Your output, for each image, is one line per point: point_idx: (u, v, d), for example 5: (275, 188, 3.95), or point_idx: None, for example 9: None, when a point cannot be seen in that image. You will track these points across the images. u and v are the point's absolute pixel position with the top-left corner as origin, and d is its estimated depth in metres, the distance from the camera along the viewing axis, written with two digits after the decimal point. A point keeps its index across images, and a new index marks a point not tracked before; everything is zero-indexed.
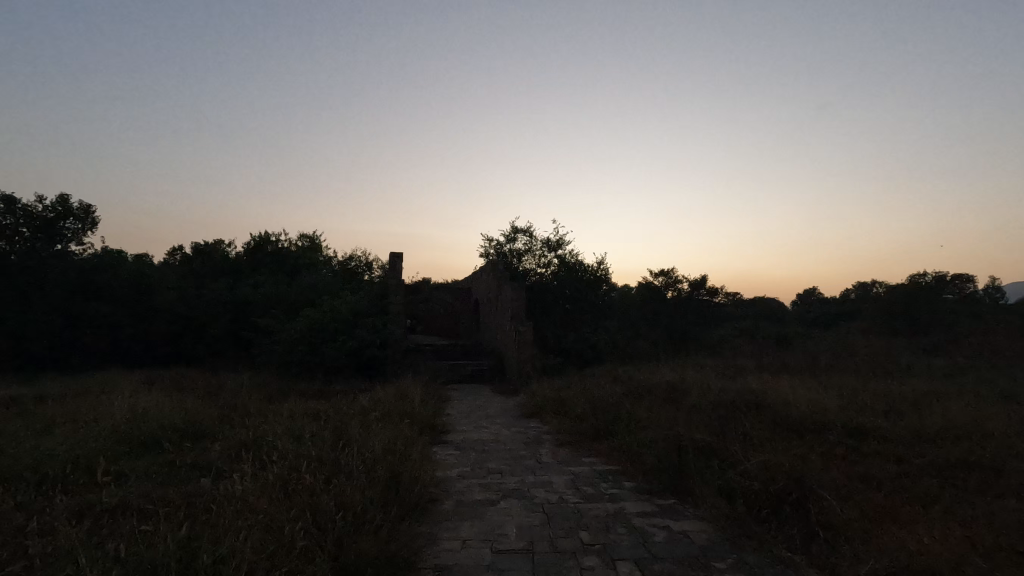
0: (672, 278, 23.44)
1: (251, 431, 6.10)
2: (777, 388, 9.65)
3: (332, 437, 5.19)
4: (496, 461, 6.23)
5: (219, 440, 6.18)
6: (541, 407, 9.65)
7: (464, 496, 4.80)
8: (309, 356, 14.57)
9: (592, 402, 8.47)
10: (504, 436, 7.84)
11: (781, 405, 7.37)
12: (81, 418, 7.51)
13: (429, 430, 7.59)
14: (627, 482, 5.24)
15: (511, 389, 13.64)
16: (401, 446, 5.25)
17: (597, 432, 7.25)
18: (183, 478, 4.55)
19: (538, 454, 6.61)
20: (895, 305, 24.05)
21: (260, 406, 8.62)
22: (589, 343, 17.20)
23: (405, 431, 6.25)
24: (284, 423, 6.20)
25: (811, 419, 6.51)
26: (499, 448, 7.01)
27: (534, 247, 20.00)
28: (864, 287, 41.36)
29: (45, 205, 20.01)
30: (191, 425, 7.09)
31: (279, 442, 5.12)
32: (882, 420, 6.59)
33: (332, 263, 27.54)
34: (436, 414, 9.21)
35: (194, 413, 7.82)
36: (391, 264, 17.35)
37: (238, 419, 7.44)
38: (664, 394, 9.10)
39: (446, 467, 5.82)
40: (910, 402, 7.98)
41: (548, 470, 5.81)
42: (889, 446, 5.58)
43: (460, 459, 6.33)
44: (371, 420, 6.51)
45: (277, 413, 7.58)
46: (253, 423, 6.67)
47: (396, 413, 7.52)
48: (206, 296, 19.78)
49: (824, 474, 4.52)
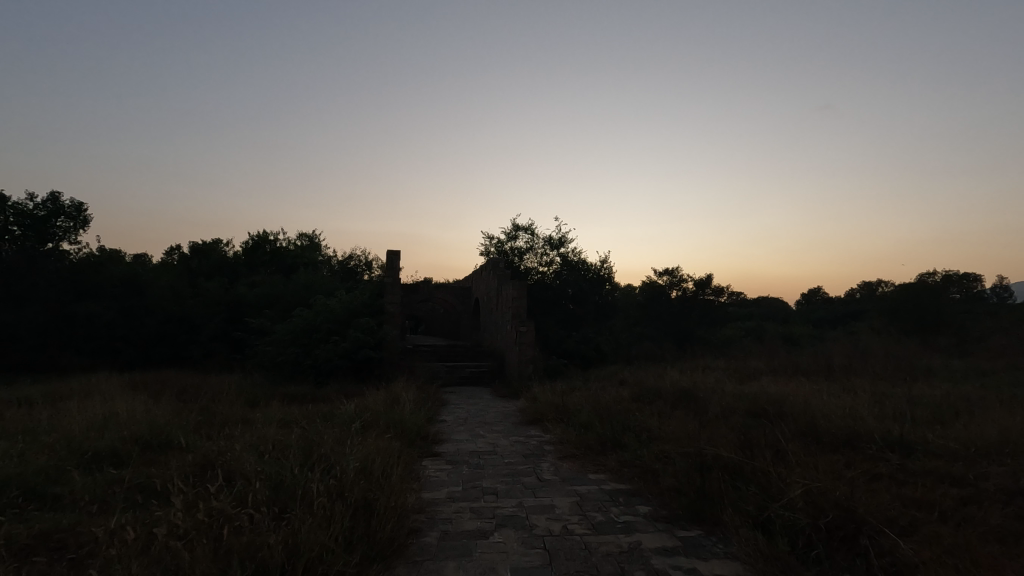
0: (676, 278, 22.41)
1: (217, 444, 5.49)
2: (799, 392, 8.93)
3: (302, 454, 4.58)
4: (493, 479, 5.52)
5: (179, 456, 5.52)
6: (543, 413, 8.95)
7: (453, 525, 4.11)
8: (303, 358, 13.94)
9: (599, 409, 7.75)
10: (501, 447, 7.15)
11: (808, 414, 6.66)
12: (42, 427, 6.88)
13: (419, 440, 6.90)
14: (642, 508, 4.53)
15: (513, 392, 12.93)
16: (381, 464, 4.60)
17: (605, 445, 6.55)
18: (121, 508, 3.91)
19: (539, 469, 5.92)
20: (906, 305, 23.29)
21: (241, 415, 7.98)
22: (592, 343, 16.50)
23: (391, 446, 5.62)
24: (255, 437, 5.61)
25: (843, 434, 5.79)
26: (496, 462, 6.32)
27: (535, 245, 19.31)
28: (870, 286, 40.57)
29: (36, 203, 19.53)
30: (158, 438, 6.45)
31: (239, 462, 4.49)
32: (924, 431, 5.85)
33: (331, 263, 26.98)
34: (431, 421, 8.51)
35: (164, 421, 7.18)
36: (388, 262, 16.69)
37: (211, 430, 6.80)
38: (677, 401, 8.40)
39: (433, 488, 5.12)
40: (946, 409, 7.26)
41: (550, 490, 5.10)
42: (942, 463, 4.85)
43: (451, 475, 5.65)
44: (353, 432, 5.83)
45: (255, 423, 6.95)
46: (222, 437, 6.02)
47: (384, 422, 6.86)
48: (200, 295, 19.19)
49: (879, 503, 3.82)
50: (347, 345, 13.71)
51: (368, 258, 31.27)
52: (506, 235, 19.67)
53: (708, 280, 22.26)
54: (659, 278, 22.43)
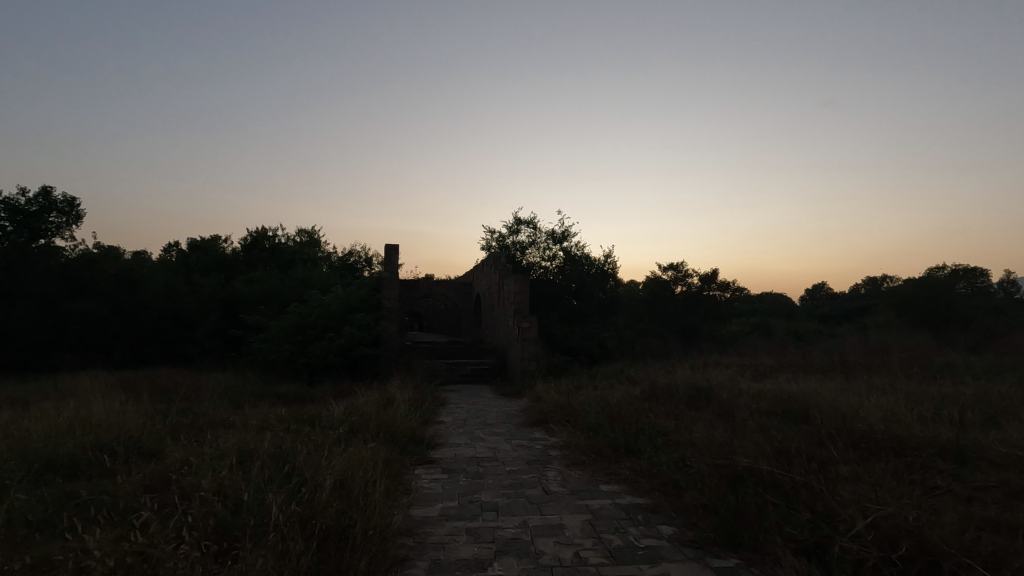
0: (682, 272, 21.71)
1: (183, 454, 4.89)
2: (822, 391, 8.32)
3: (272, 467, 4.03)
4: (493, 491, 4.89)
5: (141, 468, 4.91)
6: (548, 415, 8.31)
7: (445, 552, 3.49)
8: (297, 356, 13.32)
9: (608, 410, 7.13)
10: (502, 452, 6.55)
11: (840, 416, 6.03)
12: (5, 432, 6.29)
13: (412, 445, 6.31)
14: (666, 529, 3.91)
15: (515, 390, 12.29)
16: (363, 478, 4.01)
17: (617, 452, 5.93)
18: (54, 536, 3.33)
19: (545, 478, 5.32)
20: (917, 300, 22.61)
21: (224, 417, 7.37)
22: (597, 340, 15.86)
23: (378, 455, 5.03)
24: (227, 444, 5.04)
25: (884, 441, 5.16)
26: (497, 470, 5.71)
27: (538, 239, 18.69)
28: (874, 280, 39.95)
29: (27, 198, 18.92)
30: (126, 446, 5.86)
31: (199, 477, 3.92)
32: (976, 436, 5.21)
33: (330, 259, 26.40)
34: (427, 425, 7.88)
35: (136, 425, 6.58)
36: (387, 257, 16.06)
37: (186, 436, 6.20)
38: (692, 402, 7.76)
39: (425, 503, 4.52)
40: (988, 409, 6.63)
41: (558, 505, 4.48)
42: (1007, 475, 4.22)
43: (447, 487, 5.05)
44: (336, 442, 5.22)
45: (235, 427, 6.36)
46: (191, 445, 5.42)
47: (373, 428, 6.24)
48: (195, 291, 18.56)
49: (954, 527, 3.21)
50: (341, 342, 13.10)
51: (367, 255, 30.69)
52: (508, 229, 19.07)
53: (715, 275, 21.59)
54: (664, 273, 21.77)
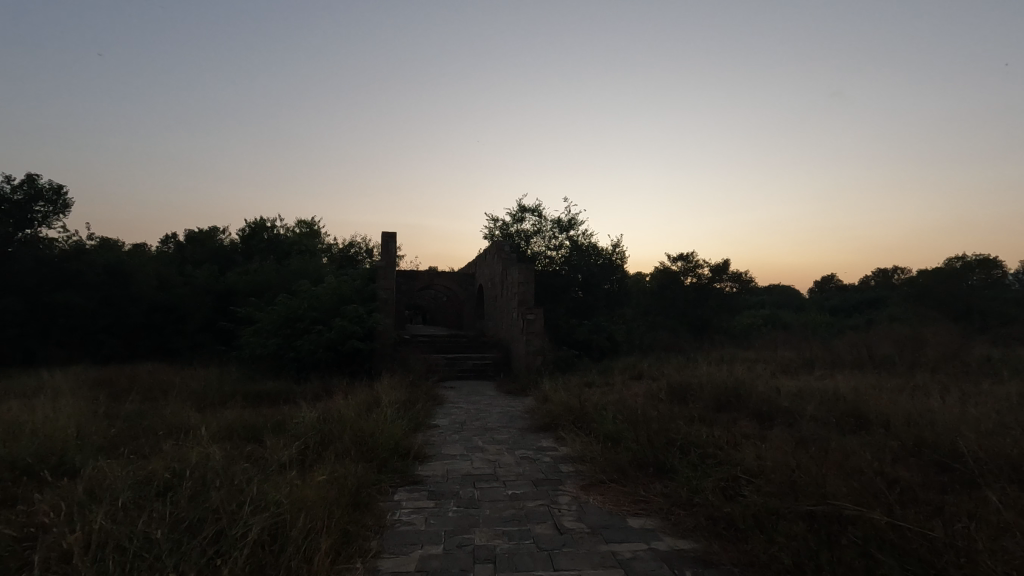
0: (693, 262, 20.41)
1: (92, 477, 3.79)
2: (872, 391, 7.15)
3: (184, 505, 2.96)
4: (490, 528, 3.78)
5: (37, 497, 3.81)
6: (557, 419, 7.16)
7: None
8: (285, 350, 12.24)
9: (629, 416, 6.01)
10: (504, 468, 5.41)
11: (918, 428, 4.86)
12: None
13: (392, 459, 5.19)
14: None
15: (519, 388, 11.19)
16: (305, 521, 2.93)
17: (644, 475, 4.79)
18: None
19: (557, 508, 4.19)
20: (938, 290, 21.38)
21: (182, 423, 6.28)
22: (606, 332, 14.75)
23: (341, 480, 3.94)
24: (156, 463, 3.99)
25: (994, 465, 3.98)
26: (497, 493, 4.61)
27: (543, 228, 17.45)
28: (884, 273, 38.83)
29: (12, 186, 17.83)
30: (45, 467, 4.74)
31: (84, 518, 2.85)
32: None
33: (329, 251, 25.33)
34: (418, 432, 6.76)
35: (68, 434, 5.46)
36: (383, 245, 14.90)
37: (121, 452, 5.09)
38: (725, 405, 6.60)
39: (398, 548, 3.41)
40: None
41: (579, 554, 3.33)
42: None
43: (432, 518, 3.96)
44: (287, 465, 4.10)
45: (182, 439, 5.25)
46: (110, 464, 4.31)
47: (348, 442, 5.13)
48: (185, 283, 17.48)
49: None
50: (331, 336, 12.00)
51: (368, 246, 29.59)
52: (511, 217, 17.91)
53: (727, 266, 20.36)
54: (672, 265, 20.57)
